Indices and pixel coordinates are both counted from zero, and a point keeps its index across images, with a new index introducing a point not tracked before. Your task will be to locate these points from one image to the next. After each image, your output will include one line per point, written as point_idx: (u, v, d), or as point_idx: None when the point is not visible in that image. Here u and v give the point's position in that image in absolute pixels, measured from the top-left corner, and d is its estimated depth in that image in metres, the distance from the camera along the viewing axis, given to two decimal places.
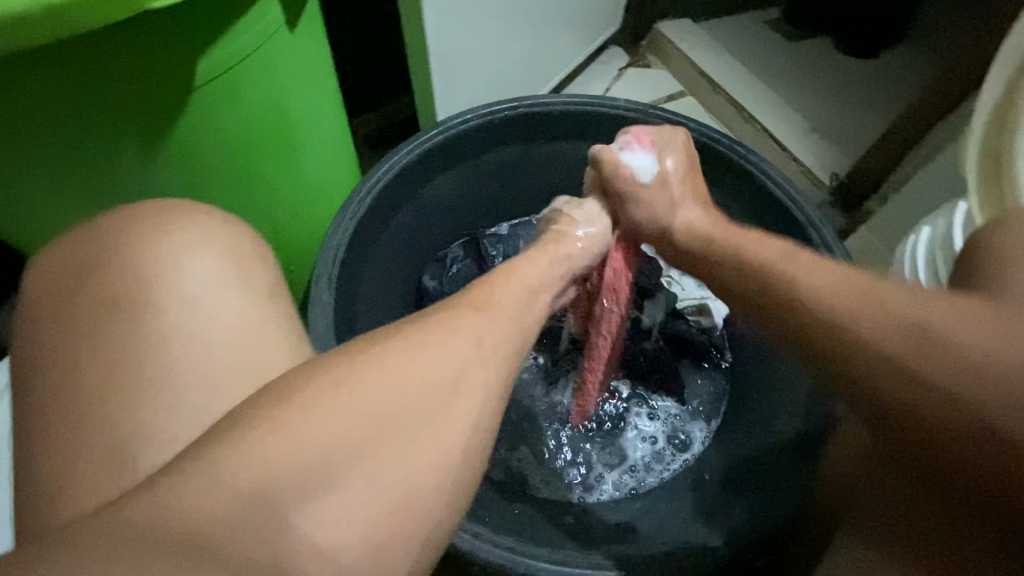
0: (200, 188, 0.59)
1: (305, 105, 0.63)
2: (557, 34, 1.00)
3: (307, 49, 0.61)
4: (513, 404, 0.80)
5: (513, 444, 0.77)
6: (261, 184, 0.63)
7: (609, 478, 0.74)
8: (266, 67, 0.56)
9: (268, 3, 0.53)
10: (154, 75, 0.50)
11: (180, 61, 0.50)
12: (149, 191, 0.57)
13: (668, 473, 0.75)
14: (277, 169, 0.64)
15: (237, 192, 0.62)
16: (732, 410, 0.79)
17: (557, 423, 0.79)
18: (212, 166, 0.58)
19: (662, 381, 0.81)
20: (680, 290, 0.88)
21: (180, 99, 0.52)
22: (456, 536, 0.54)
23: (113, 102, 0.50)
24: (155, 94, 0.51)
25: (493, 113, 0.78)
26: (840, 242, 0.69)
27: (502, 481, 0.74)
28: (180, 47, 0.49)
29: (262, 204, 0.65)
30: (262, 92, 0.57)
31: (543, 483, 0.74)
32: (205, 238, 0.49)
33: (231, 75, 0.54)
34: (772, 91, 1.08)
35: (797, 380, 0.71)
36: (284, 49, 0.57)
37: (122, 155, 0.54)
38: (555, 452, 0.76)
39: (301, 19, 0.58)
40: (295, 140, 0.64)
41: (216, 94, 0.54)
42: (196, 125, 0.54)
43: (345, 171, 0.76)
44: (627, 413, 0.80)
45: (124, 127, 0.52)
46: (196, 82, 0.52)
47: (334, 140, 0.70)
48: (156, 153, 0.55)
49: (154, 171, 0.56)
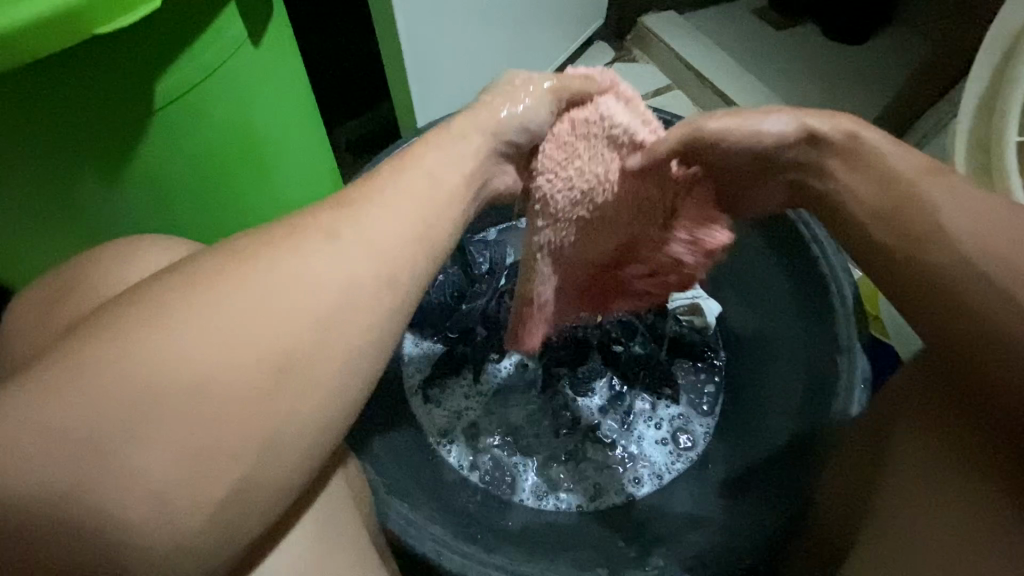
0: (167, 211, 0.58)
1: (275, 120, 0.62)
2: (538, 33, 0.98)
3: (273, 64, 0.59)
4: (504, 415, 0.78)
5: (504, 456, 0.75)
6: (230, 202, 0.62)
7: (608, 485, 0.74)
8: (231, 84, 0.55)
9: (228, 19, 0.52)
10: (113, 98, 0.48)
11: (138, 82, 0.49)
12: (112, 217, 0.55)
13: (668, 476, 0.74)
14: (246, 186, 0.62)
15: (206, 214, 0.60)
16: (727, 411, 0.78)
17: (548, 431, 0.77)
18: (178, 188, 0.57)
19: (656, 384, 0.80)
20: (671, 291, 0.84)
21: (140, 121, 0.51)
22: (445, 558, 0.55)
23: (74, 128, 0.49)
24: (113, 116, 0.49)
25: None
26: (829, 236, 0.68)
27: (495, 493, 0.73)
28: (136, 69, 0.48)
29: (233, 224, 0.63)
30: (228, 110, 0.56)
31: (538, 493, 0.73)
32: (185, 248, 0.46)
33: (194, 95, 0.52)
34: (760, 81, 1.05)
35: (792, 380, 0.69)
36: (248, 64, 0.56)
37: (83, 182, 0.52)
38: (547, 460, 0.75)
39: (266, 32, 0.57)
40: (265, 156, 0.62)
41: (177, 114, 0.52)
42: (158, 146, 0.53)
43: (323, 184, 0.74)
44: (620, 419, 0.78)
45: (83, 152, 0.50)
46: (155, 102, 0.50)
47: (309, 154, 0.69)
48: (118, 178, 0.53)
49: (117, 196, 0.54)
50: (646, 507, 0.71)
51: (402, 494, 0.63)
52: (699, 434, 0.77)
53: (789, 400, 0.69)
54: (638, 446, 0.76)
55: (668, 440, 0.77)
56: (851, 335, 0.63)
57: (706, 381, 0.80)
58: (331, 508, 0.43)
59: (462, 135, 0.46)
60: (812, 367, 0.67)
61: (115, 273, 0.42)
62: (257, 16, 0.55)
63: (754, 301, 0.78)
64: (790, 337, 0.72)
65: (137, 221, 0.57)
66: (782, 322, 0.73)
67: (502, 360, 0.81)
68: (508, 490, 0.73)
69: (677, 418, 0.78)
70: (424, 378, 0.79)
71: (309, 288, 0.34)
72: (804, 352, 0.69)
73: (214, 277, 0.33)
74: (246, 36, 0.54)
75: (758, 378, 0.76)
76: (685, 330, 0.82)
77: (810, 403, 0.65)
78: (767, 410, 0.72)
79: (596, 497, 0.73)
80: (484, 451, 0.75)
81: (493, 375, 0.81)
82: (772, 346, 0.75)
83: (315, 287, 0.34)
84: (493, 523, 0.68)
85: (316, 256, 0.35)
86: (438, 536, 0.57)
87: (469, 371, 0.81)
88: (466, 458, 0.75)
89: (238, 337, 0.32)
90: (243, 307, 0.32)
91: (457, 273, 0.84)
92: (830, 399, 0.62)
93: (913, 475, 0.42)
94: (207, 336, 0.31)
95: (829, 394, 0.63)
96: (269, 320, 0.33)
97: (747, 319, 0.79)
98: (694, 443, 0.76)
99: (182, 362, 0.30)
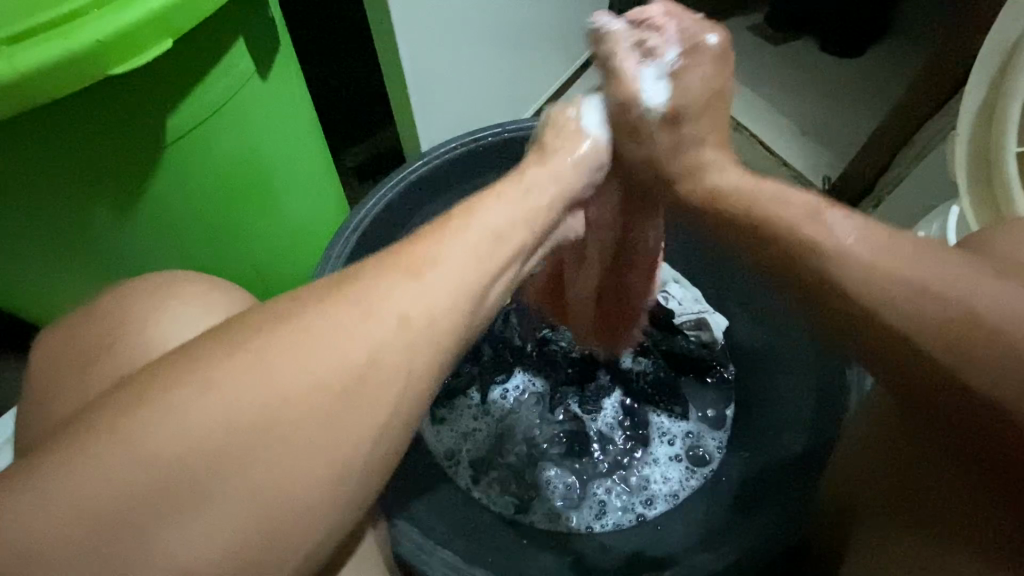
0: (178, 240, 0.59)
1: (282, 149, 0.63)
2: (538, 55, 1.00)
3: (280, 95, 0.61)
4: (512, 435, 0.77)
5: (514, 476, 0.75)
6: (239, 230, 0.63)
7: (619, 504, 0.73)
8: (241, 116, 0.57)
9: (237, 54, 0.53)
10: (127, 133, 0.50)
11: (150, 119, 0.50)
12: (126, 248, 0.57)
13: (684, 493, 0.73)
14: (256, 214, 0.63)
15: (215, 241, 0.62)
16: (738, 424, 0.77)
17: (557, 449, 0.76)
18: (189, 218, 0.58)
19: (665, 401, 0.79)
20: (677, 305, 0.84)
21: (152, 155, 0.52)
22: None
23: (89, 163, 0.50)
24: (126, 153, 0.51)
25: (477, 140, 0.76)
26: None
27: (507, 516, 0.72)
28: (149, 106, 0.50)
29: (243, 250, 0.65)
30: (237, 140, 0.58)
31: (551, 515, 0.72)
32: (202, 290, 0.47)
33: (205, 127, 0.54)
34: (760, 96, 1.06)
35: (802, 392, 0.69)
36: (256, 97, 0.57)
37: (98, 215, 0.54)
38: (560, 479, 0.75)
39: (273, 65, 0.59)
40: (275, 184, 0.64)
41: (189, 148, 0.54)
42: (169, 178, 0.54)
43: (331, 208, 0.75)
44: (630, 435, 0.77)
45: (97, 187, 0.52)
46: (167, 137, 0.52)
47: (317, 181, 0.70)
48: (131, 210, 0.54)
49: (130, 227, 0.55)
50: (659, 524, 0.71)
51: (413, 519, 0.63)
52: (713, 449, 0.76)
53: (799, 414, 0.68)
54: (650, 462, 0.76)
55: (682, 457, 0.76)
56: None
57: (714, 393, 0.80)
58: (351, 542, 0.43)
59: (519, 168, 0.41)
60: (822, 379, 0.66)
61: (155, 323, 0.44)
62: (265, 50, 0.57)
63: (761, 314, 0.78)
64: (798, 349, 0.72)
65: (150, 251, 0.58)
66: (789, 333, 0.73)
67: (509, 380, 0.81)
68: (519, 511, 0.72)
69: (689, 432, 0.78)
70: (432, 398, 0.79)
71: (383, 327, 0.31)
72: (813, 364, 0.68)
73: (275, 323, 0.31)
74: (254, 70, 0.56)
75: (768, 393, 0.75)
76: (692, 345, 0.81)
77: (819, 416, 0.65)
78: (778, 424, 0.71)
79: (609, 515, 0.72)
80: (495, 471, 0.75)
81: (500, 394, 0.80)
82: (781, 358, 0.75)
83: (370, 313, 0.31)
84: (506, 546, 0.67)
85: (397, 288, 0.32)
86: (449, 561, 0.57)
87: (477, 392, 0.81)
88: (474, 478, 0.74)
89: (311, 377, 0.29)
90: (323, 344, 0.30)
91: None
92: (840, 411, 0.62)
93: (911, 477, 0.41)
94: (269, 378, 0.29)
95: (840, 407, 0.62)
96: (340, 359, 0.30)
97: (754, 331, 0.79)
98: (708, 457, 0.76)
99: (228, 416, 0.28)
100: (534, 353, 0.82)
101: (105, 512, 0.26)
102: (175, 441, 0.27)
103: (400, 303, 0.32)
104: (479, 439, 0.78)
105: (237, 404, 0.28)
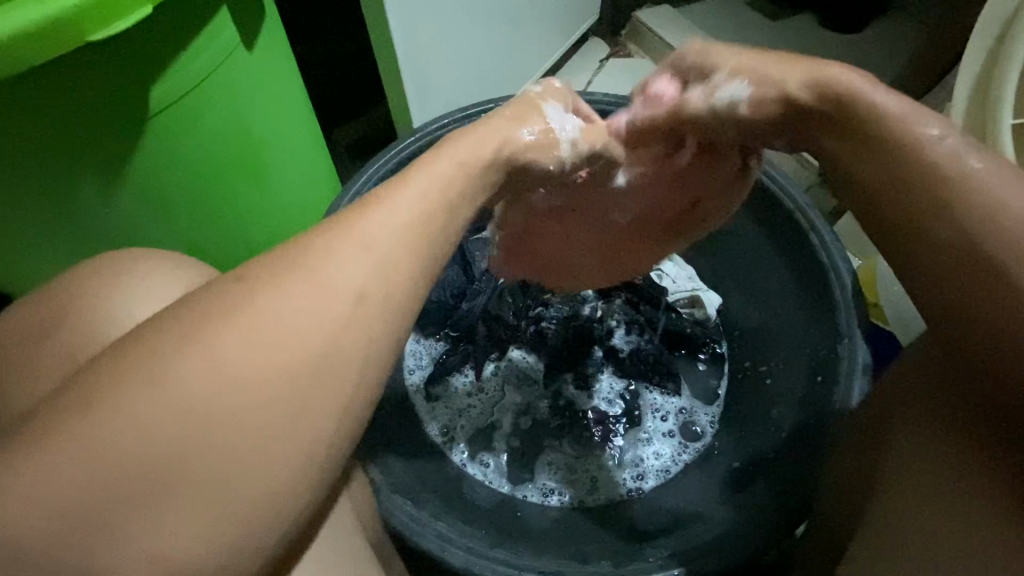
0: (164, 216, 0.58)
1: (270, 123, 0.62)
2: (531, 29, 0.97)
3: (265, 68, 0.59)
4: (505, 407, 0.78)
5: (514, 452, 0.75)
6: (226, 206, 0.62)
7: (610, 479, 0.74)
8: (225, 89, 0.56)
9: (221, 24, 0.52)
10: (109, 104, 0.49)
11: (133, 89, 0.49)
12: (109, 221, 0.56)
13: (676, 468, 0.74)
14: (243, 190, 0.63)
15: (204, 218, 0.61)
16: (734, 402, 0.77)
17: (552, 424, 0.77)
18: (174, 193, 0.57)
19: (660, 377, 0.79)
20: (671, 283, 0.84)
21: (136, 127, 0.51)
22: (449, 552, 0.56)
23: (69, 133, 0.49)
24: (109, 124, 0.50)
25: (469, 116, 0.74)
26: (828, 227, 0.68)
27: (501, 490, 0.73)
28: (135, 77, 0.49)
29: (233, 226, 0.64)
30: (225, 113, 0.57)
31: (544, 490, 0.73)
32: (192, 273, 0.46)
33: (189, 100, 0.53)
34: None
35: (793, 368, 0.70)
36: (240, 69, 0.56)
37: (81, 187, 0.53)
38: (555, 456, 0.75)
39: (259, 37, 0.57)
40: (263, 161, 0.63)
41: (175, 120, 0.53)
42: (156, 149, 0.54)
43: (323, 187, 0.74)
44: (624, 412, 0.78)
45: (78, 159, 0.51)
46: (152, 109, 0.51)
47: (304, 158, 0.68)
48: (116, 183, 0.54)
49: (115, 202, 0.55)
50: (656, 496, 0.72)
51: (405, 491, 0.63)
52: (706, 424, 0.77)
53: (790, 390, 0.69)
54: (644, 438, 0.76)
55: (675, 432, 0.77)
56: (851, 322, 0.63)
57: (708, 371, 0.80)
58: (327, 530, 0.43)
59: (486, 161, 0.41)
60: (812, 353, 0.67)
61: (126, 301, 0.43)
62: (250, 22, 0.56)
63: (756, 291, 0.77)
64: (789, 327, 0.72)
65: (135, 225, 0.57)
66: (780, 309, 0.73)
67: (504, 356, 0.81)
68: (515, 486, 0.73)
69: (686, 406, 0.78)
70: (427, 376, 0.80)
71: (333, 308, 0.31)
72: (802, 339, 0.69)
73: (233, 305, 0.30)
74: (239, 40, 0.55)
75: (759, 372, 0.75)
76: (685, 322, 0.82)
77: (811, 391, 0.65)
78: (768, 400, 0.72)
79: (607, 490, 0.73)
80: (491, 449, 0.75)
81: (493, 371, 0.81)
82: (771, 333, 0.75)
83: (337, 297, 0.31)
84: (500, 517, 0.68)
85: (340, 260, 0.32)
86: (442, 533, 0.58)
87: (471, 368, 0.81)
88: (468, 451, 0.75)
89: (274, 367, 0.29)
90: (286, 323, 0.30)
91: (457, 271, 0.83)
92: (832, 387, 0.62)
93: (907, 460, 0.41)
94: (233, 362, 0.28)
95: (833, 384, 0.62)
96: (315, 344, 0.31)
97: (747, 308, 0.79)
98: (703, 431, 0.76)
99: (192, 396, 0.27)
100: (529, 332, 0.82)
101: (74, 496, 0.26)
102: (153, 423, 0.27)
103: (385, 295, 0.32)
104: (473, 415, 0.78)
105: (209, 389, 0.28)
